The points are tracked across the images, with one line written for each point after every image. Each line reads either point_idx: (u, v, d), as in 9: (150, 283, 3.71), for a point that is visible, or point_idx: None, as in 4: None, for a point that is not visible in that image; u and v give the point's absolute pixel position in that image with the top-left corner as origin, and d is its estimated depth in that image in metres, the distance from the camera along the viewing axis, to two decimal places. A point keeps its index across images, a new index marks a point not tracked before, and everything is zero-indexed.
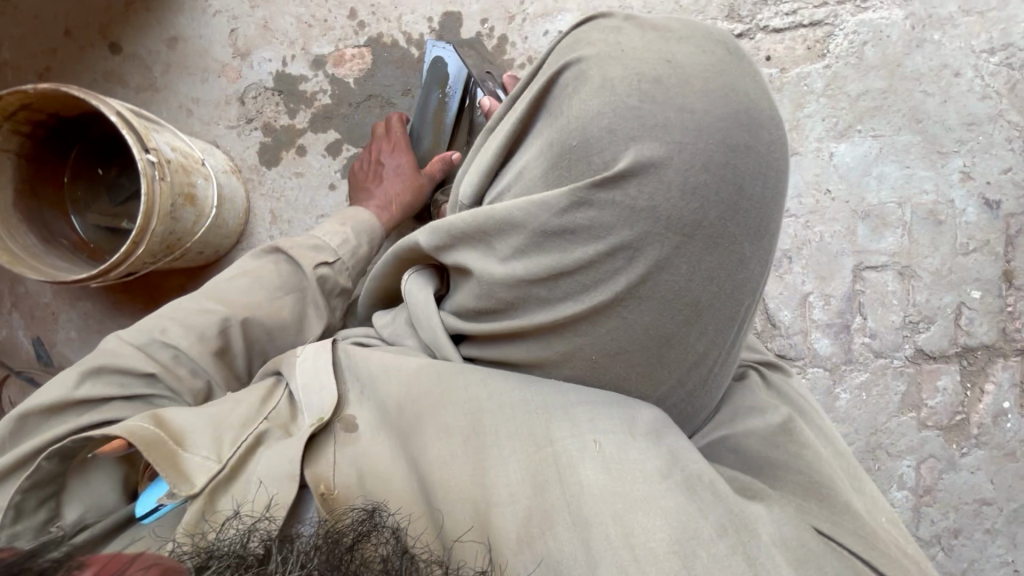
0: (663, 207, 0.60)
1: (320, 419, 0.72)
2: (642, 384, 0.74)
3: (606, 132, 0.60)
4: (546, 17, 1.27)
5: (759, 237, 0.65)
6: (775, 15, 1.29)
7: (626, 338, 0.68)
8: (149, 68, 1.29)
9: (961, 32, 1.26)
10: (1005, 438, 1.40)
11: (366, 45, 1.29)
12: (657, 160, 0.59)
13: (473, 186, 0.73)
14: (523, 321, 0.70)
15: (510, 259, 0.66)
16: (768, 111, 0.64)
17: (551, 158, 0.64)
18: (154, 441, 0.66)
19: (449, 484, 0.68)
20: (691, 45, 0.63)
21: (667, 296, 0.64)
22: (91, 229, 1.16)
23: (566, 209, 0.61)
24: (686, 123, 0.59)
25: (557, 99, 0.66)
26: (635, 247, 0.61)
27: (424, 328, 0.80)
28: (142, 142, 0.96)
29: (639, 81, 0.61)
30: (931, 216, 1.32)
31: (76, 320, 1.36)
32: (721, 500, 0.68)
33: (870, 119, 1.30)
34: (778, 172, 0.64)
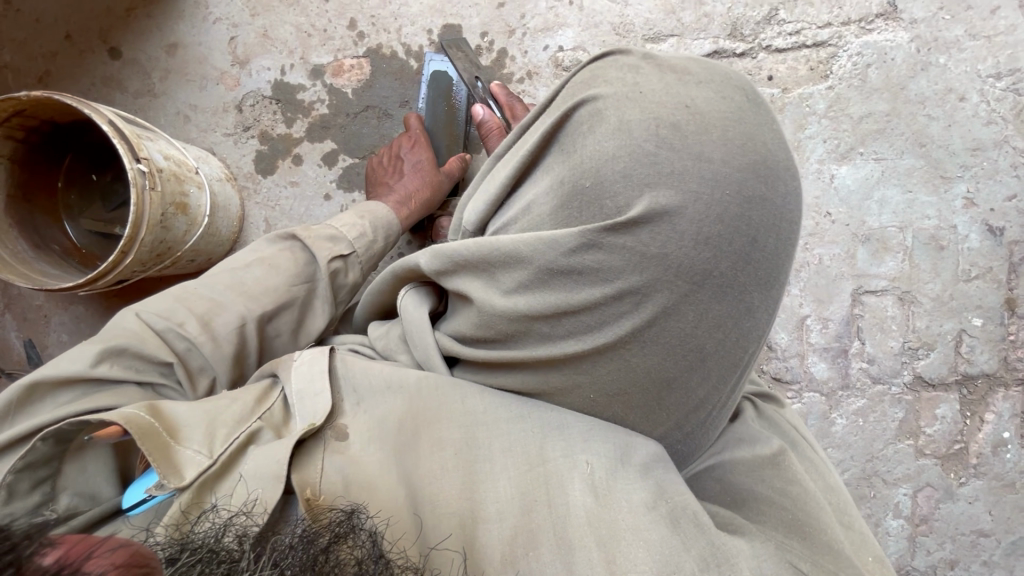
0: (675, 255, 0.56)
1: (312, 424, 0.66)
2: (641, 419, 0.72)
3: (621, 175, 0.56)
4: (546, 32, 1.26)
5: (770, 286, 0.61)
6: (777, 35, 1.27)
7: (626, 380, 0.65)
8: (148, 74, 1.29)
9: (967, 55, 1.25)
10: (1005, 469, 1.37)
11: (365, 56, 1.28)
12: (671, 210, 0.55)
13: (478, 214, 0.67)
14: (520, 354, 0.67)
15: (513, 293, 0.62)
16: (786, 160, 0.60)
17: (561, 197, 0.59)
18: (148, 429, 0.62)
19: (437, 500, 0.66)
20: (711, 88, 0.60)
21: (671, 342, 0.61)
22: (83, 235, 1.16)
23: (576, 249, 0.57)
24: (702, 172, 0.55)
25: (569, 135, 0.61)
26: (644, 293, 0.57)
27: (416, 344, 0.76)
28: (133, 152, 0.96)
29: (657, 127, 0.56)
30: (933, 242, 1.30)
31: (70, 323, 1.36)
32: (704, 533, 0.67)
33: (873, 141, 1.28)
34: (793, 224, 0.61)
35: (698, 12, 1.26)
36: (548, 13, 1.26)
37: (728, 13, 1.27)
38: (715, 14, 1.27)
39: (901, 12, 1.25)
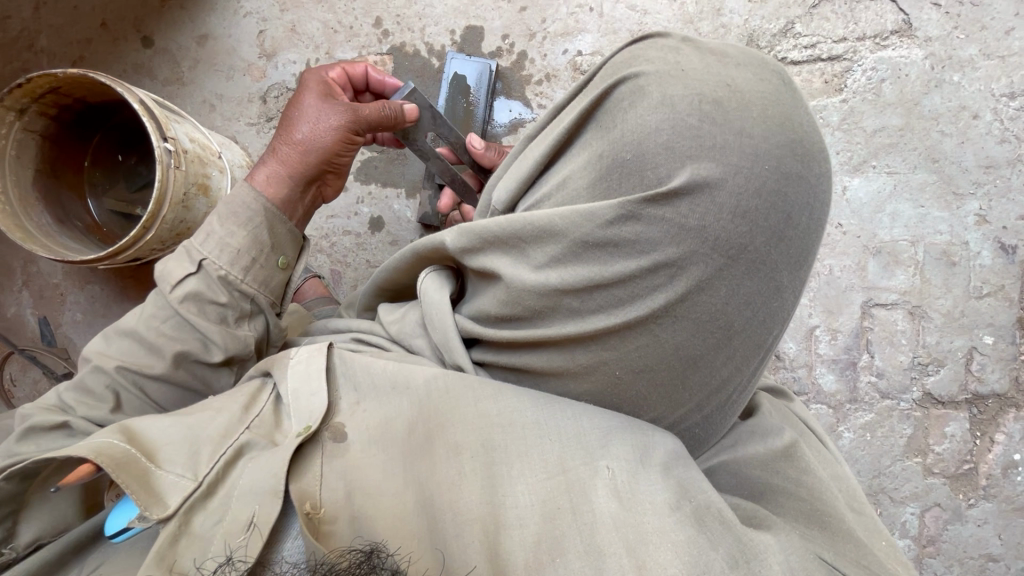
0: (712, 228, 0.56)
1: (308, 428, 0.67)
2: (663, 404, 0.71)
3: (663, 148, 0.57)
4: (566, 36, 1.29)
5: (798, 267, 0.62)
6: (793, 48, 1.29)
7: (654, 358, 0.64)
8: (178, 63, 1.34)
9: (981, 74, 1.26)
10: (1015, 492, 1.35)
11: (388, 53, 1.32)
12: (711, 181, 0.55)
13: (509, 194, 0.68)
14: (548, 331, 0.66)
15: (545, 268, 0.62)
16: (818, 143, 0.61)
17: (598, 170, 0.60)
18: (125, 459, 0.62)
19: (456, 510, 0.64)
20: (749, 70, 0.60)
21: (702, 318, 0.61)
22: (106, 214, 1.19)
23: (613, 221, 0.58)
24: (743, 146, 0.56)
25: (609, 111, 0.62)
26: (679, 266, 0.58)
27: (435, 328, 0.77)
28: (161, 130, 0.98)
29: (699, 101, 0.57)
30: (944, 257, 1.30)
31: (84, 303, 1.39)
32: (732, 530, 0.65)
33: (886, 155, 1.29)
34: (823, 205, 0.61)
35: (715, 23, 1.29)
36: (568, 18, 1.29)
37: (745, 24, 1.29)
38: (732, 26, 1.29)
39: (916, 30, 1.26)
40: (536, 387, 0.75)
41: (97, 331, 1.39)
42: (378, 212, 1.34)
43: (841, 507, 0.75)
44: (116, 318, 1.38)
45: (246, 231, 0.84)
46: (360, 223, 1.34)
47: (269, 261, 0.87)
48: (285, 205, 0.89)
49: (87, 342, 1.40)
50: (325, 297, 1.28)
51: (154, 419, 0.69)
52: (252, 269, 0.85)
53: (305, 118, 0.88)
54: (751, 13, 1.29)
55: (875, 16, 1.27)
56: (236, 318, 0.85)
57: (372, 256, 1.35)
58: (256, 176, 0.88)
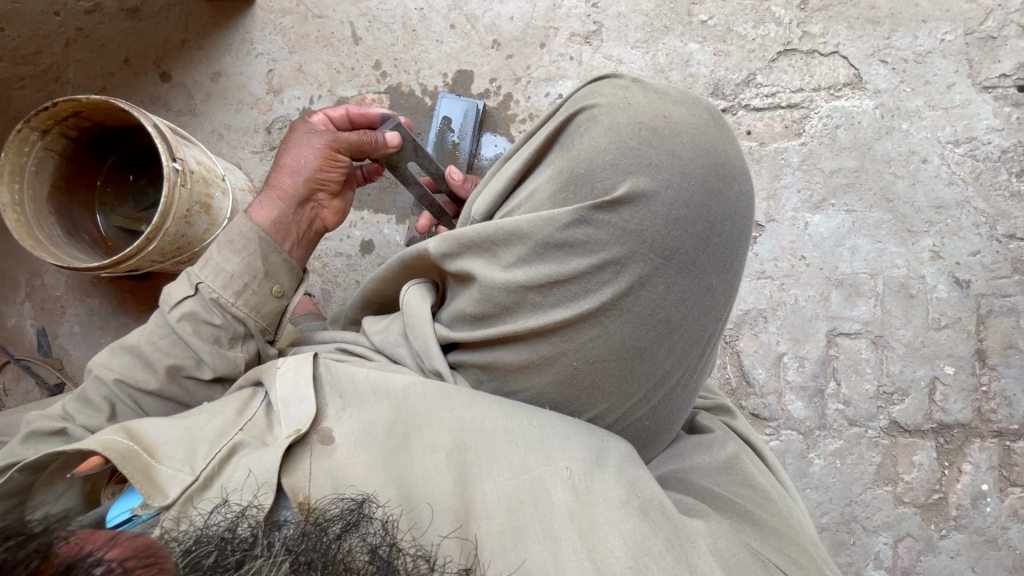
0: (649, 231, 0.64)
1: (298, 430, 0.71)
2: (616, 398, 0.75)
3: (609, 164, 0.65)
4: (548, 81, 1.42)
5: (726, 271, 0.69)
6: (755, 96, 1.41)
7: (606, 351, 0.70)
8: (191, 96, 1.46)
9: (927, 123, 1.37)
10: (985, 523, 1.37)
11: (385, 92, 1.44)
12: (648, 193, 0.63)
13: (486, 207, 0.76)
14: (514, 326, 0.71)
15: (513, 267, 0.69)
16: (740, 165, 0.69)
17: (559, 182, 0.68)
18: (128, 455, 0.65)
19: (432, 502, 0.65)
20: (683, 106, 0.69)
21: (644, 312, 0.67)
22: (113, 229, 1.28)
23: (569, 224, 0.65)
24: (674, 165, 0.64)
25: (569, 135, 0.70)
26: (622, 263, 0.65)
27: (416, 336, 0.82)
28: (171, 152, 1.07)
29: (639, 127, 0.66)
30: (902, 289, 1.37)
31: (83, 315, 1.44)
32: (670, 519, 0.70)
33: (843, 194, 1.39)
34: (746, 219, 0.69)
35: (684, 72, 1.42)
36: (551, 66, 1.42)
37: (711, 74, 1.42)
38: (699, 75, 1.42)
39: (866, 83, 1.39)
40: (503, 384, 0.78)
41: (93, 343, 1.44)
42: (369, 236, 1.42)
43: (775, 509, 0.80)
44: (113, 331, 1.44)
45: (242, 259, 0.90)
46: (352, 246, 1.43)
47: (263, 288, 0.92)
48: (278, 228, 0.94)
49: (82, 354, 1.45)
50: (314, 314, 1.34)
51: (152, 422, 0.73)
52: (244, 293, 0.90)
53: (289, 151, 0.98)
54: (717, 65, 1.42)
55: (828, 70, 1.40)
56: (229, 339, 0.90)
57: (362, 277, 1.42)
58: (252, 208, 0.95)
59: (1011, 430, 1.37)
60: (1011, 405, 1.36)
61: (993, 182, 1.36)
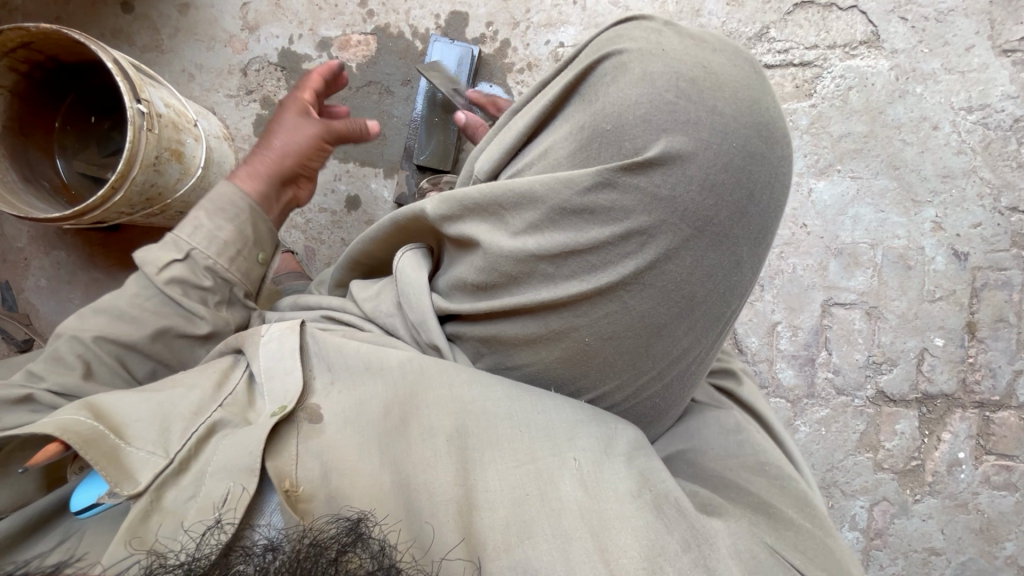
0: (682, 199, 0.59)
1: (283, 408, 0.67)
2: (627, 374, 0.72)
3: (640, 120, 0.59)
4: (549, 27, 1.32)
5: (757, 243, 0.65)
6: (767, 52, 1.34)
7: (623, 326, 0.66)
8: (157, 30, 1.32)
9: (942, 87, 1.32)
10: (958, 488, 1.42)
11: (373, 34, 1.33)
12: (684, 155, 0.58)
13: (492, 163, 0.70)
14: (521, 299, 0.67)
15: (524, 234, 0.64)
16: (782, 130, 0.63)
17: (580, 141, 0.62)
18: (92, 436, 0.61)
19: (432, 489, 0.63)
20: (723, 56, 0.62)
21: (668, 286, 0.63)
22: (75, 176, 1.18)
23: (592, 188, 0.60)
24: (714, 124, 0.58)
25: (592, 86, 0.64)
26: (650, 234, 0.60)
27: (411, 308, 0.77)
28: (135, 92, 0.97)
29: (676, 79, 0.59)
30: (901, 261, 1.35)
31: (49, 269, 1.36)
32: (686, 516, 0.67)
33: (850, 160, 1.34)
34: (783, 188, 0.64)
35: (694, 23, 1.33)
36: (552, 10, 1.32)
37: (722, 26, 1.34)
38: (709, 27, 1.33)
39: (884, 41, 1.32)
40: (506, 357, 0.75)
41: (62, 298, 1.36)
42: (355, 191, 1.35)
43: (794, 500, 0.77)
44: (83, 286, 1.37)
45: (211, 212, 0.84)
46: (337, 202, 1.35)
47: (233, 244, 0.86)
48: (264, 201, 0.91)
49: (51, 310, 1.37)
50: (297, 272, 1.28)
51: (119, 396, 0.68)
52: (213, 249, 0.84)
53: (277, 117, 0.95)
54: (728, 16, 1.33)
55: (845, 26, 1.32)
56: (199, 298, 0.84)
57: (348, 234, 1.36)
58: (235, 177, 0.90)
59: (992, 401, 1.39)
60: (994, 376, 1.38)
61: (1002, 152, 1.32)
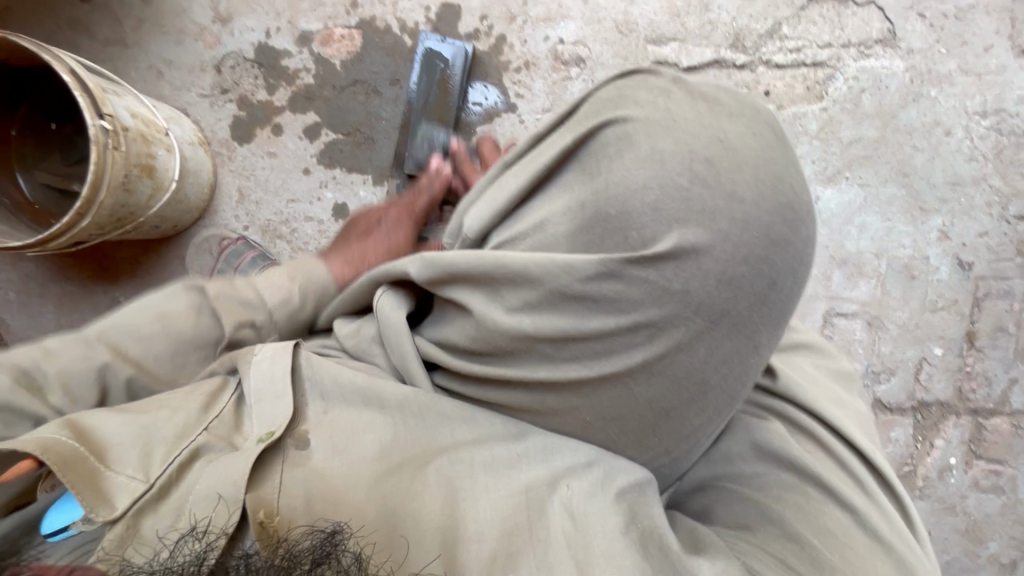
0: (697, 293, 0.54)
1: (270, 433, 0.61)
2: (631, 448, 0.69)
3: (650, 208, 0.54)
4: (547, 23, 1.24)
5: (777, 327, 0.60)
6: (778, 51, 1.26)
7: (628, 408, 0.62)
8: (120, 22, 1.21)
9: (957, 90, 1.26)
10: (947, 492, 1.43)
11: (357, 27, 1.23)
12: (699, 247, 0.53)
13: (483, 222, 0.64)
14: (518, 374, 0.63)
15: (518, 311, 0.59)
16: (809, 204, 0.58)
17: (580, 218, 0.58)
18: (70, 458, 0.55)
19: (418, 519, 0.60)
20: (739, 123, 0.57)
21: (678, 375, 0.59)
22: (38, 189, 1.09)
23: (594, 277, 0.55)
24: (733, 212, 0.53)
25: (593, 155, 0.59)
26: (660, 326, 0.56)
27: (393, 347, 0.69)
28: (96, 107, 0.89)
29: (690, 159, 0.54)
30: (905, 270, 1.33)
31: (16, 282, 1.28)
32: (668, 555, 0.63)
33: (859, 167, 1.29)
34: (807, 268, 0.59)
35: (702, 19, 1.26)
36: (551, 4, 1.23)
37: (732, 23, 1.26)
38: (719, 23, 1.26)
39: (899, 41, 1.25)
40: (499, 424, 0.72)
41: (31, 313, 1.29)
42: (342, 198, 1.25)
43: (834, 543, 0.68)
44: (53, 299, 1.29)
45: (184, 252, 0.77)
46: (323, 210, 1.26)
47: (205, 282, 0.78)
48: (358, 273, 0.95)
49: (20, 324, 1.29)
50: None
51: (103, 411, 0.62)
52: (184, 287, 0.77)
53: (382, 225, 1.03)
54: (739, 12, 1.26)
55: (860, 24, 1.26)
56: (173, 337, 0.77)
57: None
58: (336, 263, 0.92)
59: (986, 408, 1.40)
60: (990, 384, 1.38)
61: (1013, 159, 1.28)
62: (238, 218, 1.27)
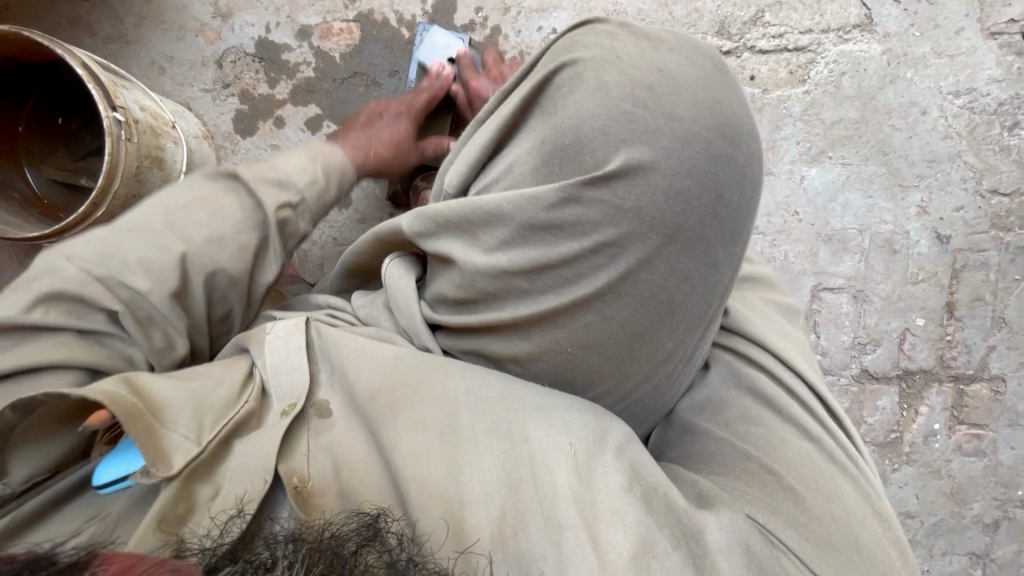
0: (649, 208, 0.57)
1: (293, 406, 0.66)
2: (613, 377, 0.71)
3: (600, 132, 0.58)
4: (540, 13, 1.28)
5: (734, 241, 0.62)
6: (762, 37, 1.32)
7: (602, 333, 0.65)
8: (120, 20, 1.23)
9: (932, 72, 1.32)
10: (933, 456, 1.50)
11: (355, 20, 1.26)
12: (645, 164, 0.56)
13: (457, 180, 0.70)
14: (501, 314, 0.67)
15: (496, 251, 0.63)
16: (749, 121, 0.61)
17: (542, 153, 0.61)
18: (135, 409, 0.57)
19: (425, 483, 0.62)
20: (681, 55, 0.61)
21: (644, 294, 0.62)
22: (46, 185, 1.11)
23: (555, 204, 0.59)
24: (674, 129, 0.57)
25: (549, 98, 0.63)
26: (621, 244, 0.59)
27: (401, 312, 0.75)
28: (109, 99, 0.92)
29: (632, 86, 0.58)
30: (886, 245, 1.39)
31: (23, 278, 1.29)
32: (675, 512, 0.65)
33: (841, 147, 1.35)
34: (755, 182, 0.62)
35: (689, 7, 1.31)
36: None
37: (718, 11, 1.32)
38: (705, 11, 1.31)
39: (876, 25, 1.31)
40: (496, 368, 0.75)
41: None
42: None
43: (834, 507, 0.70)
44: None
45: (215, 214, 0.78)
46: None
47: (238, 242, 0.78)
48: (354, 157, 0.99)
49: None
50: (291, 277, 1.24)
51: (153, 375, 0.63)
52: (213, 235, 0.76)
53: (386, 117, 1.09)
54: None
55: (839, 10, 1.32)
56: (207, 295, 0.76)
57: (338, 234, 1.33)
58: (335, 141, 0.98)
59: (966, 375, 1.46)
60: (969, 352, 1.45)
61: (985, 136, 1.35)
62: None
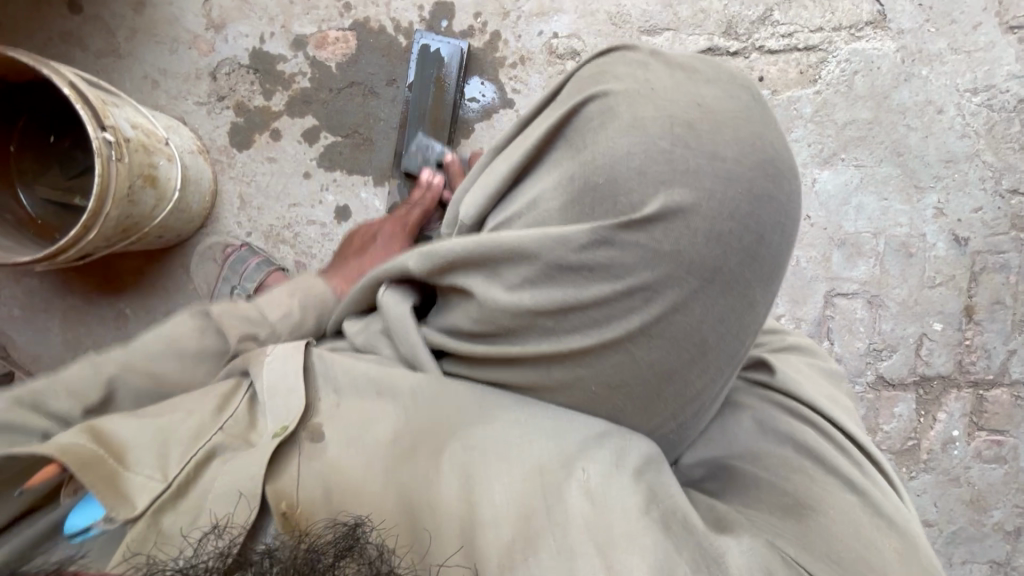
0: (687, 252, 0.55)
1: (285, 428, 0.62)
2: (638, 415, 0.68)
3: (636, 172, 0.55)
4: (541, 18, 1.24)
5: (771, 282, 0.60)
6: (770, 36, 1.28)
7: (630, 373, 0.62)
8: (112, 33, 1.21)
9: (948, 69, 1.28)
10: (951, 464, 1.46)
11: (351, 29, 1.22)
12: (685, 207, 0.54)
13: (475, 208, 0.66)
14: (523, 350, 0.63)
15: (518, 288, 0.59)
16: (788, 158, 0.59)
17: (571, 190, 0.58)
18: (90, 458, 0.55)
19: (437, 505, 0.61)
20: (717, 87, 0.59)
21: (677, 336, 0.59)
22: (40, 204, 1.09)
23: (587, 245, 0.56)
24: (716, 169, 0.54)
25: (578, 130, 0.60)
26: (655, 289, 0.56)
27: (400, 339, 0.71)
28: (98, 119, 0.90)
29: (670, 123, 0.55)
30: (902, 249, 1.35)
31: (20, 298, 1.28)
32: (694, 534, 0.62)
33: (854, 148, 1.31)
34: (795, 224, 0.60)
35: (695, 7, 1.27)
36: None
37: (725, 10, 1.27)
38: (711, 11, 1.27)
39: (890, 22, 1.27)
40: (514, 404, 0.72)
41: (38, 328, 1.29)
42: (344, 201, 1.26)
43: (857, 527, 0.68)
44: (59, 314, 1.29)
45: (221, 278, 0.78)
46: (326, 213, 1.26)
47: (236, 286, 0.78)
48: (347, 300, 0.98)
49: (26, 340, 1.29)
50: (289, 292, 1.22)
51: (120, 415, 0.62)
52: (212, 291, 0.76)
53: (379, 240, 1.09)
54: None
55: (850, 7, 1.27)
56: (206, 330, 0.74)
57: None
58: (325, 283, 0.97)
59: (986, 379, 1.42)
60: (989, 357, 1.41)
61: (1004, 135, 1.30)
62: (241, 225, 1.27)
